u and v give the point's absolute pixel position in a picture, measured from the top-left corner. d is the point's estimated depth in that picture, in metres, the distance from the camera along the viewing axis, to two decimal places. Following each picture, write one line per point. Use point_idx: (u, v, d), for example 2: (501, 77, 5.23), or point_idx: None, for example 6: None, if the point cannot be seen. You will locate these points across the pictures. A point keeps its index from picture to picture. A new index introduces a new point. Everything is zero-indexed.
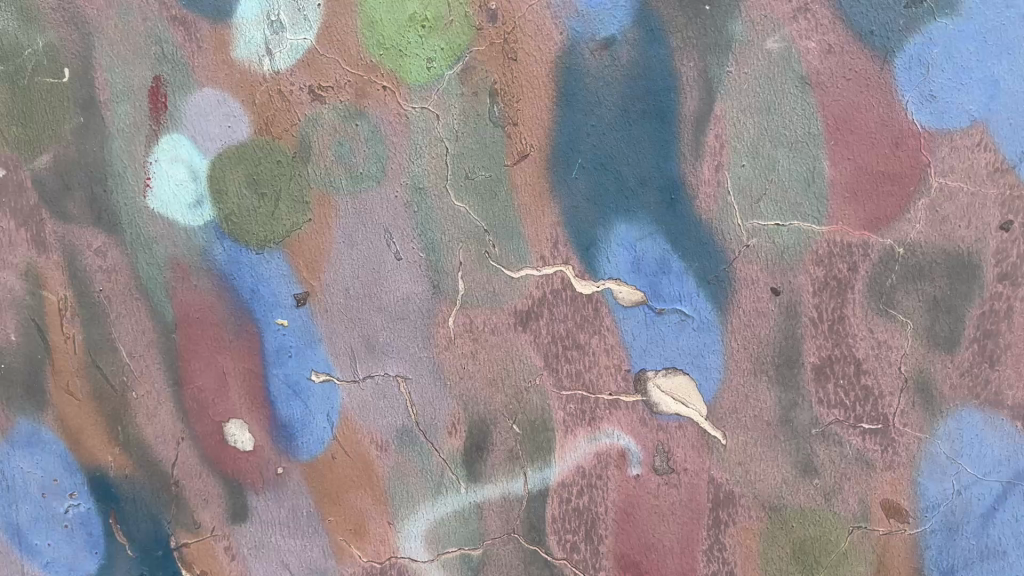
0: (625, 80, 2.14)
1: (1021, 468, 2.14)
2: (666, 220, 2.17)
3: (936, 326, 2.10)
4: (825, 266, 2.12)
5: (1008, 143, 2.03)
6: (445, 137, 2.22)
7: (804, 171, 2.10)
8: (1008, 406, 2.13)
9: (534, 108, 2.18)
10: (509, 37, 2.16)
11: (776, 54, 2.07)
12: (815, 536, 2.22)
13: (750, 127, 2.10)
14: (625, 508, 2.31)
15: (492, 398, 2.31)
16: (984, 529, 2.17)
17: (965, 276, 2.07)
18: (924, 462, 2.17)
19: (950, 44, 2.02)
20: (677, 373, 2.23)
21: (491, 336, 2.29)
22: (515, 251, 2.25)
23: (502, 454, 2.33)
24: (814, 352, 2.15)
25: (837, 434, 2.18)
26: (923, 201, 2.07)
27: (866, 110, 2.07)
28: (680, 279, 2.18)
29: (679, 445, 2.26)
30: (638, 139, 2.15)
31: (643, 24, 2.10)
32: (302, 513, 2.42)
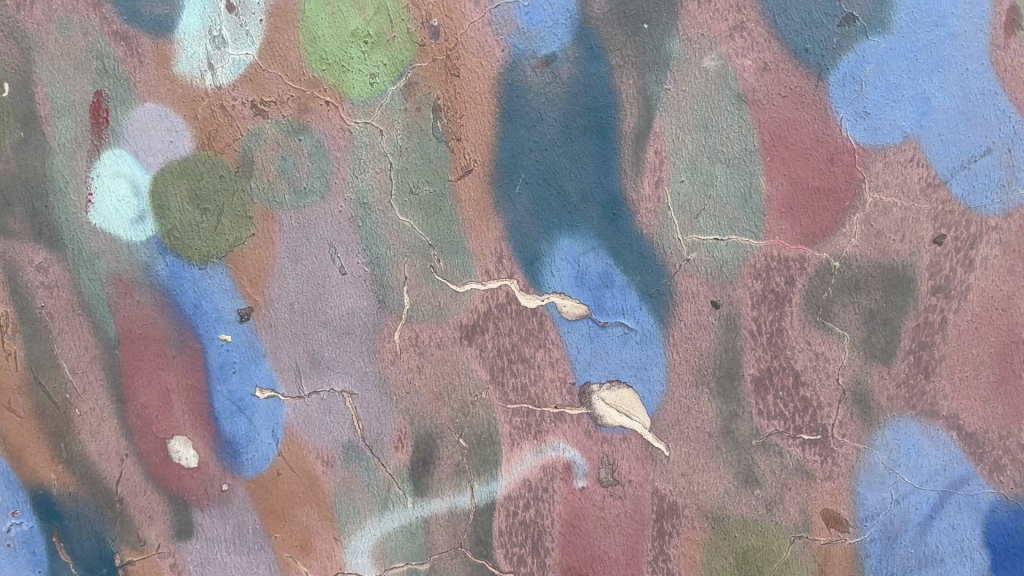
0: (566, 97, 2.15)
1: (957, 476, 2.17)
2: (609, 234, 2.19)
3: (873, 338, 2.13)
4: (764, 279, 2.15)
5: (940, 159, 2.07)
6: (388, 152, 2.22)
7: (741, 186, 2.13)
8: (943, 416, 2.16)
9: (477, 123, 2.19)
10: (451, 54, 2.17)
11: (713, 71, 2.11)
12: (757, 545, 2.25)
13: (689, 144, 2.13)
14: (571, 521, 2.32)
15: (438, 412, 2.31)
16: (922, 537, 2.20)
17: (900, 288, 2.10)
18: (863, 472, 2.20)
19: (882, 62, 2.06)
20: (620, 386, 2.25)
21: (437, 350, 2.29)
22: (459, 265, 2.25)
23: (448, 468, 2.33)
24: (754, 364, 2.18)
25: (777, 445, 2.21)
26: (858, 216, 2.11)
27: (802, 126, 2.10)
28: (623, 292, 2.20)
29: (624, 457, 2.28)
30: (580, 155, 2.17)
31: (584, 42, 2.13)
32: (248, 530, 2.40)
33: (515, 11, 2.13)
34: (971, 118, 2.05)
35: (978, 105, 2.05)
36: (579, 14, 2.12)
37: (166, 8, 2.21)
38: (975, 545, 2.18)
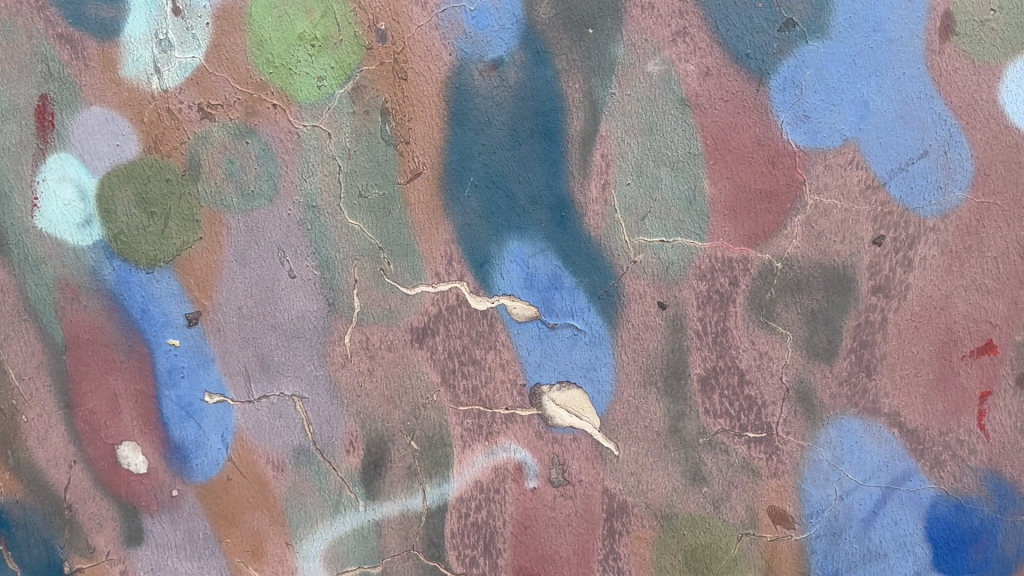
0: (512, 101, 2.17)
1: (899, 472, 2.21)
2: (557, 237, 2.21)
3: (815, 337, 2.17)
4: (708, 280, 2.19)
5: (879, 161, 2.10)
6: (336, 155, 2.22)
7: (686, 189, 2.16)
8: (885, 413, 2.20)
9: (425, 127, 2.20)
10: (399, 57, 2.18)
11: (657, 76, 2.13)
12: (706, 543, 2.28)
13: (635, 147, 2.16)
14: (522, 521, 2.33)
15: (390, 414, 2.32)
16: (866, 533, 2.24)
17: (841, 289, 2.14)
18: (807, 469, 2.24)
19: (821, 66, 2.09)
20: (570, 387, 2.27)
21: (388, 353, 2.30)
22: (409, 267, 2.26)
23: (400, 471, 2.34)
24: (700, 363, 2.22)
25: (723, 443, 2.24)
26: (799, 218, 2.14)
27: (744, 130, 2.13)
28: (572, 294, 2.22)
29: (574, 457, 2.30)
30: (528, 158, 2.19)
31: (530, 46, 2.14)
32: (199, 536, 2.39)
33: (462, 15, 2.15)
34: (908, 121, 2.09)
35: (915, 108, 2.08)
36: (525, 19, 2.13)
37: (111, 11, 2.19)
38: (917, 540, 2.22)
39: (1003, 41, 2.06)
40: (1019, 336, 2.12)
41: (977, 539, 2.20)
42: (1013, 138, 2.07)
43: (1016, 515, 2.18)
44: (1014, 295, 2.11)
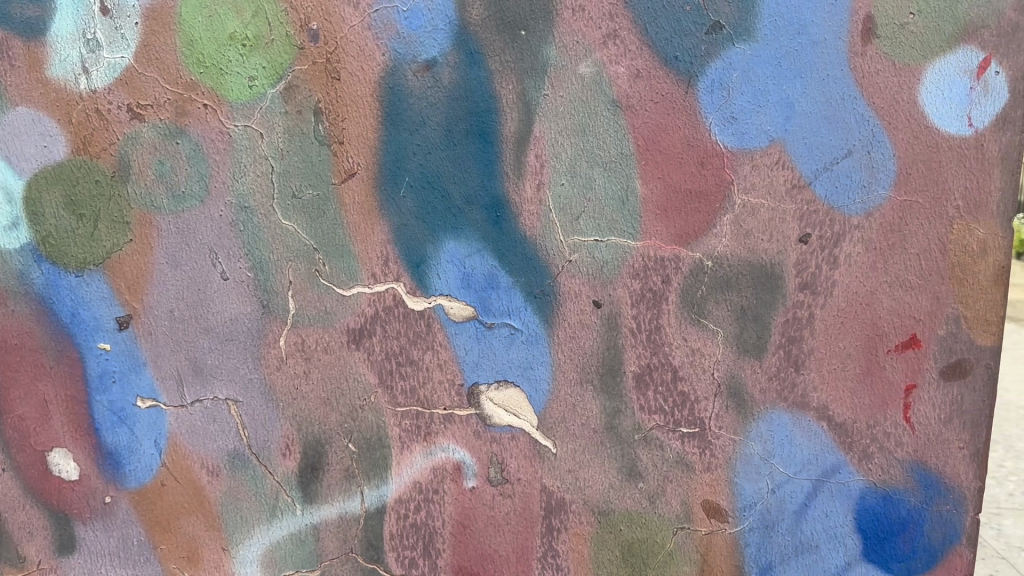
0: (446, 101, 2.16)
1: (829, 465, 2.26)
2: (492, 237, 2.21)
3: (745, 334, 2.21)
4: (642, 279, 2.20)
5: (805, 161, 2.12)
6: (269, 155, 2.20)
7: (619, 189, 2.18)
8: (814, 407, 2.23)
9: (358, 127, 2.18)
10: (332, 57, 2.15)
11: (588, 78, 2.13)
12: (642, 537, 2.33)
13: (568, 148, 2.17)
14: (461, 521, 2.35)
15: (326, 417, 2.31)
16: (797, 525, 2.29)
17: (769, 286, 2.18)
18: (739, 463, 2.28)
19: (748, 69, 2.09)
20: (507, 386, 2.28)
21: (324, 355, 2.29)
22: (345, 268, 2.25)
23: (337, 474, 2.34)
24: (634, 361, 2.24)
25: (658, 438, 2.28)
26: (729, 216, 2.17)
27: (674, 131, 2.13)
28: (508, 294, 2.24)
29: (512, 455, 2.31)
30: (462, 159, 2.18)
31: (463, 48, 2.12)
32: (133, 542, 2.41)
33: (394, 15, 2.11)
34: (833, 122, 2.10)
35: (839, 109, 2.09)
36: (458, 19, 2.11)
37: (36, 10, 2.14)
38: (847, 531, 2.28)
39: (923, 44, 2.04)
40: (941, 331, 2.16)
41: (905, 529, 2.26)
42: (934, 138, 2.08)
43: (941, 505, 2.24)
44: (936, 290, 2.14)
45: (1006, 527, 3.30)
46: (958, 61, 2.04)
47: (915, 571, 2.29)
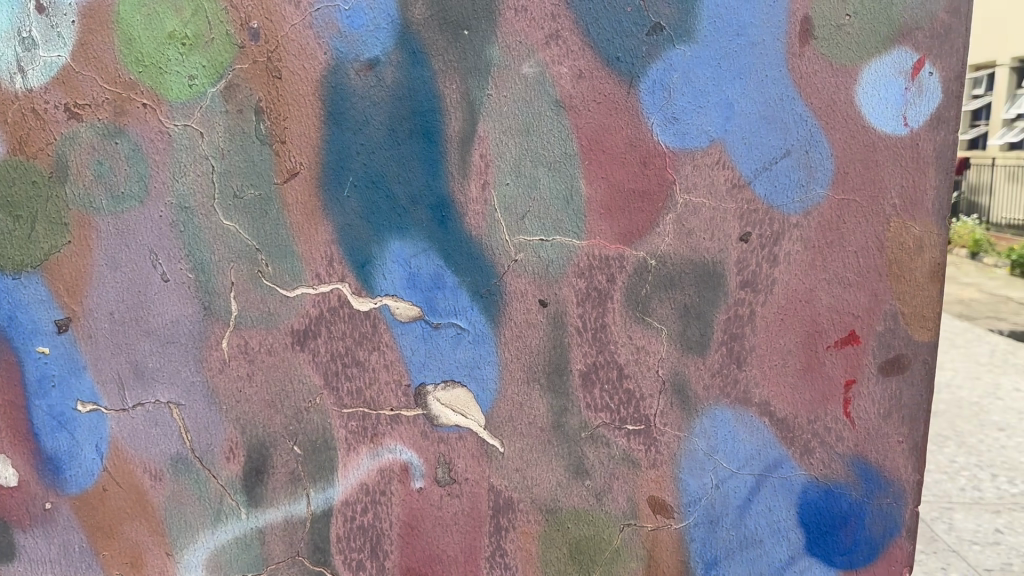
0: (389, 100, 2.15)
1: (771, 460, 2.29)
2: (437, 237, 2.21)
3: (688, 331, 2.23)
4: (587, 278, 2.21)
5: (744, 161, 2.15)
6: (209, 154, 2.18)
7: (563, 189, 2.19)
8: (756, 403, 2.26)
9: (300, 127, 2.17)
10: (273, 56, 2.13)
11: (531, 78, 2.13)
12: (589, 535, 2.34)
13: (513, 148, 2.17)
14: (409, 522, 2.35)
15: (271, 419, 2.30)
16: (742, 520, 2.32)
17: (711, 284, 2.20)
18: (684, 459, 2.30)
19: (688, 70, 2.11)
20: (454, 386, 2.28)
21: (268, 357, 2.27)
22: (288, 269, 2.23)
23: (283, 477, 2.32)
24: (580, 359, 2.25)
25: (604, 436, 2.29)
26: (671, 216, 2.19)
27: (617, 131, 2.15)
28: (454, 293, 2.23)
29: (459, 455, 2.31)
30: (407, 159, 2.18)
31: (405, 47, 2.12)
32: (75, 549, 2.38)
33: (336, 14, 2.10)
34: (772, 122, 2.13)
35: (778, 110, 2.12)
36: (400, 19, 2.11)
37: None
38: (790, 525, 2.31)
39: (859, 45, 2.08)
40: (879, 327, 2.20)
41: (847, 522, 2.30)
42: (870, 137, 2.13)
43: (881, 498, 2.28)
44: (874, 287, 2.19)
45: (957, 522, 3.38)
46: (894, 62, 2.08)
47: (857, 564, 2.32)
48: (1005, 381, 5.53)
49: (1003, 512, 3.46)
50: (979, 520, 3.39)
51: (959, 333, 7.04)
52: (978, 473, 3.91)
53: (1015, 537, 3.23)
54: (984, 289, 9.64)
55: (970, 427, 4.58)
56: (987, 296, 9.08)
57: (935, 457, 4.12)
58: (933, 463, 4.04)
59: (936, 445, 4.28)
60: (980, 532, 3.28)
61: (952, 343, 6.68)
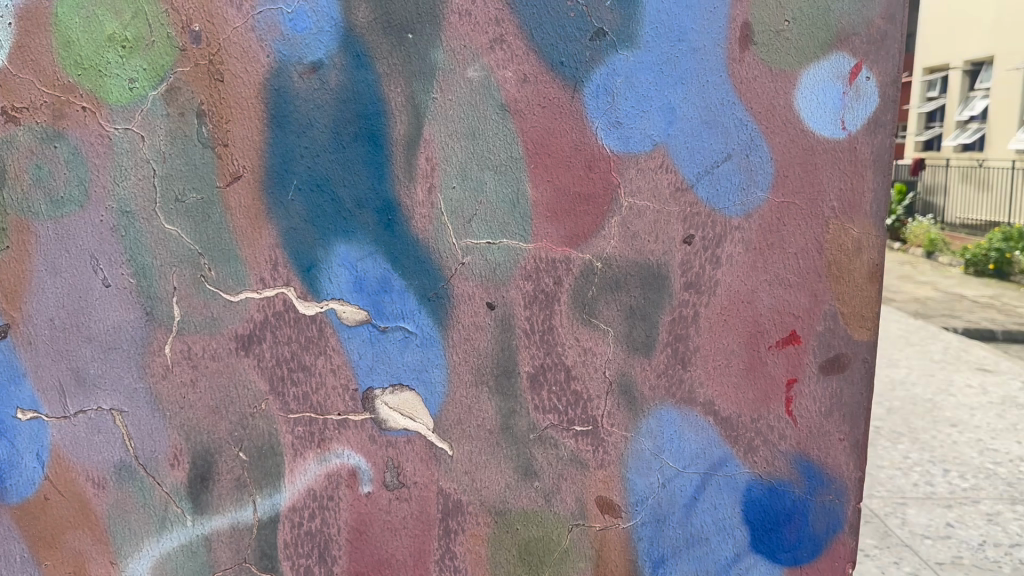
0: (334, 103, 2.15)
1: (716, 459, 2.31)
2: (384, 240, 2.21)
3: (634, 333, 2.25)
4: (534, 280, 2.22)
5: (687, 165, 2.18)
6: (151, 158, 2.16)
7: (509, 193, 2.19)
8: (700, 403, 2.28)
9: (243, 130, 2.16)
10: (215, 59, 2.12)
11: (476, 82, 2.14)
12: (538, 536, 2.34)
13: (458, 151, 2.17)
14: (357, 527, 2.33)
15: (216, 425, 2.28)
16: (688, 518, 2.34)
17: (656, 285, 2.23)
18: (631, 459, 2.31)
19: (631, 74, 2.14)
20: (402, 389, 2.28)
21: (212, 362, 2.26)
22: (231, 274, 2.22)
23: (228, 483, 2.31)
24: (528, 361, 2.26)
25: (553, 437, 2.30)
26: (616, 219, 2.21)
27: (561, 135, 2.17)
28: (402, 296, 2.23)
29: (408, 459, 2.31)
30: (352, 162, 2.17)
31: (349, 50, 2.12)
32: (17, 559, 2.35)
33: (278, 17, 2.10)
34: (714, 126, 2.16)
35: (719, 115, 2.16)
36: (343, 22, 2.11)
37: None
38: (736, 522, 2.33)
39: (798, 51, 2.12)
40: (820, 327, 2.24)
41: (790, 519, 2.33)
42: (809, 141, 2.17)
43: (824, 495, 2.31)
44: (815, 288, 2.23)
45: (909, 517, 3.46)
46: (832, 67, 2.13)
47: (801, 560, 2.35)
48: (958, 378, 5.68)
49: (953, 506, 3.56)
50: (931, 515, 3.48)
51: (911, 331, 7.19)
52: (931, 468, 4.01)
53: (965, 531, 3.32)
54: (935, 287, 9.86)
55: (924, 423, 4.69)
56: (939, 296, 9.27)
57: (889, 453, 4.21)
58: (886, 459, 4.13)
59: (891, 441, 4.36)
60: (931, 527, 3.37)
61: (905, 341, 6.81)
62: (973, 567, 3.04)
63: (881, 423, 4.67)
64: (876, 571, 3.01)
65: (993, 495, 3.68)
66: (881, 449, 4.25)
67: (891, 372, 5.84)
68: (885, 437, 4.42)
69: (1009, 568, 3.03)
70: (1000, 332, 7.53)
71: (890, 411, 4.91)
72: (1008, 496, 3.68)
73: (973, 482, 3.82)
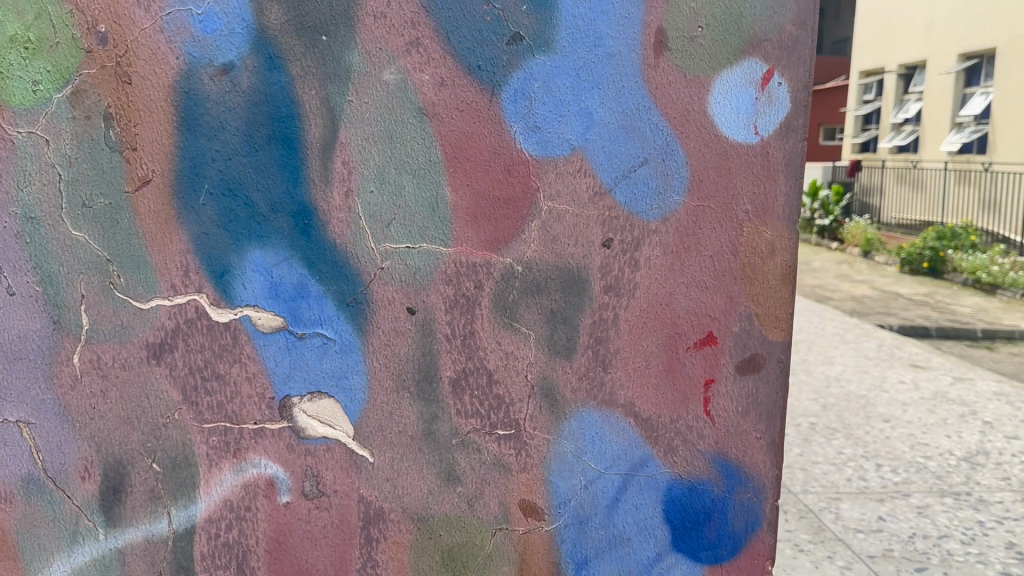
0: (246, 106, 2.11)
1: (637, 460, 2.32)
2: (300, 245, 2.17)
3: (555, 336, 2.25)
4: (454, 285, 2.21)
5: (605, 169, 2.19)
6: (56, 162, 2.11)
7: (428, 197, 2.18)
8: (621, 404, 2.29)
9: (152, 133, 2.11)
10: (121, 60, 2.07)
11: (393, 85, 2.12)
12: (462, 541, 2.33)
13: (375, 155, 2.15)
14: (276, 537, 2.29)
15: (128, 437, 2.23)
16: (610, 519, 2.35)
17: (576, 289, 2.24)
18: (553, 462, 2.31)
19: (549, 79, 2.15)
20: (321, 397, 2.24)
21: (122, 372, 2.21)
22: (142, 280, 2.16)
23: (142, 495, 2.25)
24: (450, 366, 2.25)
25: (475, 441, 2.29)
26: (535, 223, 2.21)
27: (479, 139, 2.16)
28: (319, 302, 2.20)
29: (327, 467, 2.28)
30: (265, 166, 2.14)
31: (261, 52, 2.09)
32: None
33: (188, 18, 2.06)
34: (630, 131, 2.18)
35: (635, 120, 2.18)
36: (255, 24, 2.08)
37: None
38: (656, 522, 2.35)
39: (711, 56, 2.16)
40: (735, 328, 2.28)
41: (710, 518, 2.36)
42: (723, 145, 2.20)
43: (742, 493, 2.34)
44: (730, 290, 2.26)
45: (842, 511, 3.54)
46: (744, 73, 2.17)
47: (721, 558, 2.38)
48: (891, 375, 5.84)
49: (885, 500, 3.66)
50: (863, 509, 3.57)
51: (846, 330, 7.32)
52: (863, 463, 4.11)
53: (896, 524, 3.42)
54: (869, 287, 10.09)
55: (858, 419, 4.81)
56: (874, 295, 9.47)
57: (824, 449, 4.29)
58: (823, 454, 4.22)
59: (825, 438, 4.46)
60: (864, 521, 3.45)
61: (837, 338, 6.96)
62: (902, 559, 3.12)
63: (816, 420, 4.77)
64: (809, 565, 3.07)
65: (922, 488, 3.80)
66: (815, 445, 4.34)
67: (826, 368, 5.95)
68: (821, 433, 4.52)
69: (936, 559, 3.12)
70: (934, 329, 7.77)
71: (825, 407, 5.01)
72: (937, 489, 3.80)
73: (904, 476, 3.94)
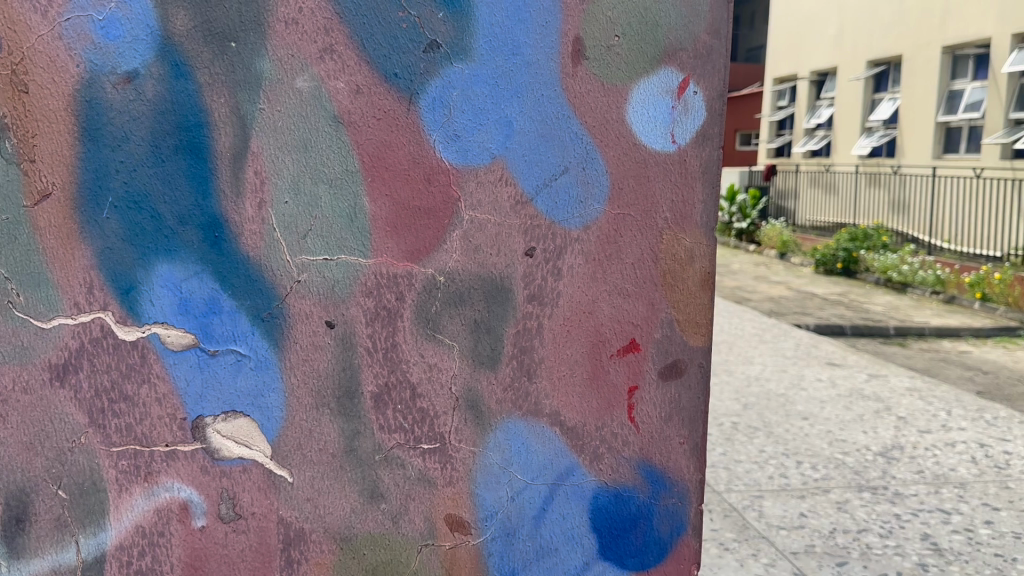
0: (151, 115, 2.04)
1: (564, 469, 2.30)
2: (211, 258, 2.10)
3: (479, 346, 2.22)
4: (374, 297, 2.16)
5: (525, 177, 2.17)
6: None
7: (346, 207, 2.12)
8: (547, 414, 2.26)
9: (52, 143, 2.03)
10: (18, 68, 2.00)
11: (307, 93, 2.07)
12: (386, 560, 2.27)
13: (290, 165, 2.09)
14: (192, 563, 2.21)
15: (31, 463, 2.14)
16: (538, 530, 2.31)
17: (499, 299, 2.20)
18: (479, 474, 2.27)
19: (467, 87, 2.12)
20: (236, 416, 2.16)
21: (24, 395, 2.12)
22: (44, 298, 2.08)
23: (48, 524, 2.16)
24: (371, 380, 2.19)
25: (399, 457, 2.24)
26: (457, 232, 2.17)
27: (397, 148, 2.12)
28: (233, 317, 2.13)
29: (244, 489, 2.20)
30: (173, 177, 2.06)
31: (167, 58, 2.02)
32: None
33: (89, 25, 1.99)
34: (549, 139, 2.16)
35: (555, 128, 2.16)
36: (160, 30, 2.02)
37: None
38: (583, 531, 2.33)
39: (628, 65, 2.15)
40: (657, 334, 2.27)
41: (635, 525, 2.35)
42: (642, 153, 2.20)
43: (667, 498, 2.34)
44: (651, 297, 2.26)
45: (765, 509, 3.57)
46: (660, 81, 2.17)
47: (648, 564, 2.37)
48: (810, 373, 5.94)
49: (806, 496, 3.72)
50: (785, 506, 3.61)
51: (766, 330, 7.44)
52: (784, 461, 4.16)
53: (817, 520, 3.46)
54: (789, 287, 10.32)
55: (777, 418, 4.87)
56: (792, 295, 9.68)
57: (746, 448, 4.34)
58: (744, 454, 4.26)
59: (746, 437, 4.50)
60: (787, 517, 3.49)
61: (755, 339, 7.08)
62: (824, 554, 3.16)
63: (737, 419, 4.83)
64: (734, 564, 3.09)
65: (841, 483, 3.87)
66: (737, 444, 4.39)
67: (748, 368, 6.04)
68: (741, 432, 4.58)
69: (856, 553, 3.17)
70: (849, 328, 7.95)
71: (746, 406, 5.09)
72: (855, 484, 3.87)
73: (823, 472, 4.01)
